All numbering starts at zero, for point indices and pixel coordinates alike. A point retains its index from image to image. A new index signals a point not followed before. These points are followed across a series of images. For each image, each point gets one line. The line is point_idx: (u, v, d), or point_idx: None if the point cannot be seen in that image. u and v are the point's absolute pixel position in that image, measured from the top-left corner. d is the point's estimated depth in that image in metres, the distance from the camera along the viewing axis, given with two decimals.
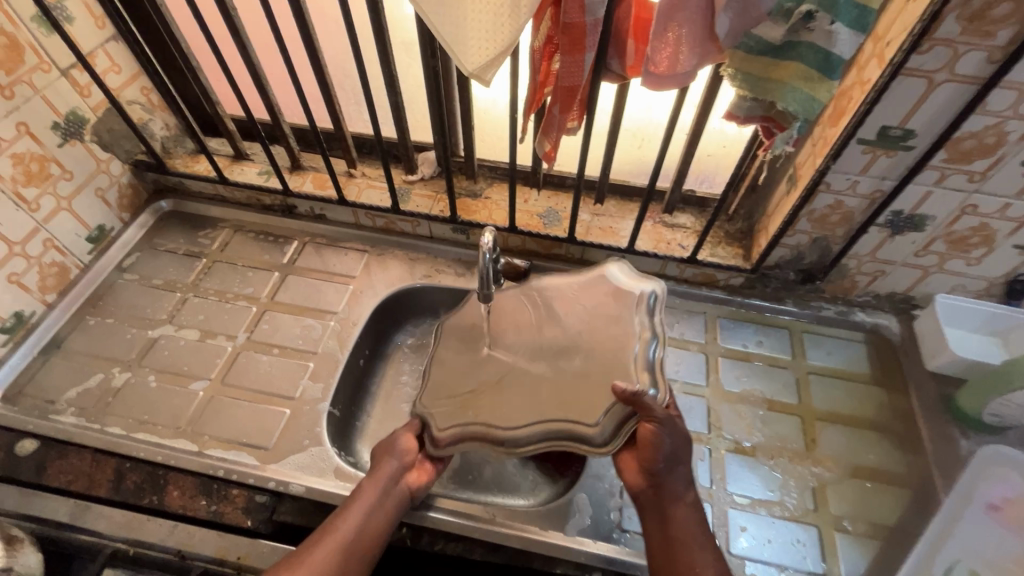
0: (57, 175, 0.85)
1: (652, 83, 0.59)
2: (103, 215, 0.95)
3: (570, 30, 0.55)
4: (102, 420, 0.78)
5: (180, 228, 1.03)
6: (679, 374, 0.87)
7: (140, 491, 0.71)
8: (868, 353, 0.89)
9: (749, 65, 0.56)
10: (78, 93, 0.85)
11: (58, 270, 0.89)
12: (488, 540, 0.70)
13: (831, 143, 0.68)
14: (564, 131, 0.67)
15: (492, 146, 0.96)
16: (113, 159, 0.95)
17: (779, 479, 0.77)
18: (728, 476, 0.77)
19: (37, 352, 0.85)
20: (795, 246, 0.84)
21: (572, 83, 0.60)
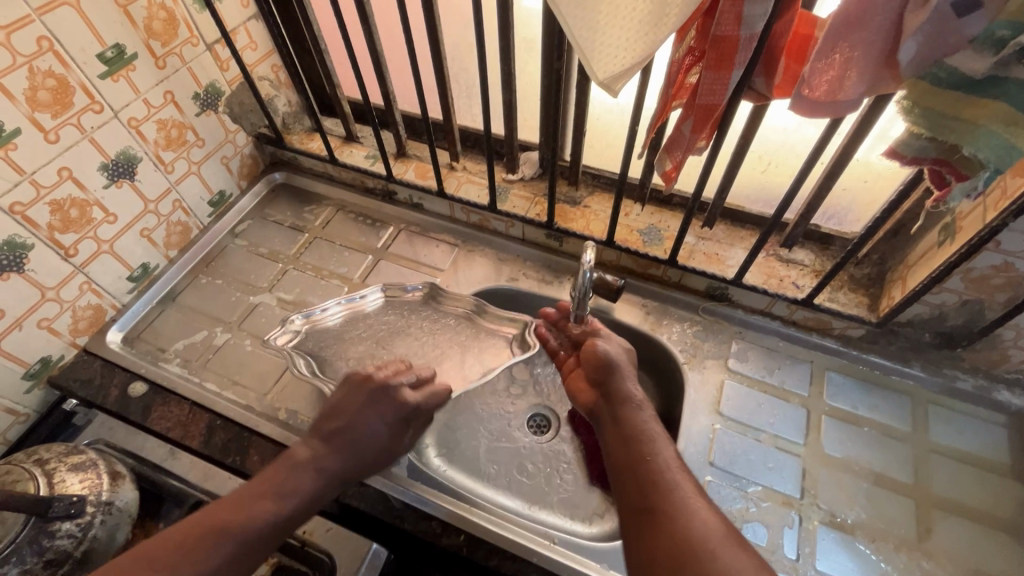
0: (191, 141, 0.91)
1: (804, 108, 0.52)
2: (225, 181, 1.01)
3: (719, 44, 0.49)
4: (201, 374, 0.84)
5: (289, 201, 1.08)
6: (773, 426, 0.79)
7: (225, 449, 0.76)
8: (1011, 441, 0.76)
9: (933, 100, 0.48)
10: (218, 66, 0.91)
11: (182, 229, 0.96)
12: (544, 566, 0.67)
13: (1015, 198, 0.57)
14: (691, 152, 0.61)
15: (602, 155, 0.93)
16: (239, 131, 1.01)
17: (880, 566, 0.67)
18: (819, 550, 0.69)
19: (156, 301, 0.93)
20: (937, 305, 0.74)
21: (712, 102, 0.54)
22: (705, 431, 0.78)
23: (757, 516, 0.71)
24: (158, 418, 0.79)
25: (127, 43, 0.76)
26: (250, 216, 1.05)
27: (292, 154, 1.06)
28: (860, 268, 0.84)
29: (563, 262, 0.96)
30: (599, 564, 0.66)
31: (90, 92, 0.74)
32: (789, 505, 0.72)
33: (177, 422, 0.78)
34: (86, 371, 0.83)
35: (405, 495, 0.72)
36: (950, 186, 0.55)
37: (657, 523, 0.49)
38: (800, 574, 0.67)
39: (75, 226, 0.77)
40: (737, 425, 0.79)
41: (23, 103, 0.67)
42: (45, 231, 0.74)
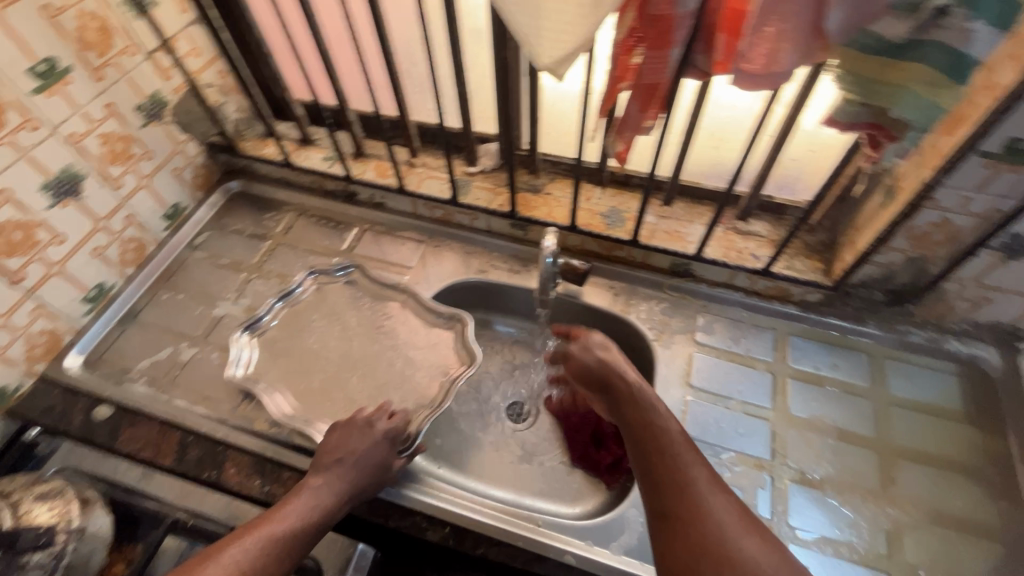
0: (139, 155, 0.88)
1: (745, 83, 0.54)
2: (178, 193, 0.99)
3: (656, 23, 0.51)
4: (169, 391, 0.82)
5: (247, 209, 1.05)
6: (742, 393, 0.81)
7: (200, 465, 0.74)
8: (961, 388, 0.80)
9: (860, 67, 0.54)
10: (161, 75, 0.88)
11: (136, 245, 0.93)
12: (530, 550, 0.68)
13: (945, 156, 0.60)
14: (640, 131, 0.62)
15: (558, 140, 0.92)
16: (189, 141, 0.98)
17: (849, 516, 0.71)
18: (792, 507, 0.72)
19: (115, 322, 0.90)
20: (886, 264, 0.76)
21: (655, 80, 0.56)
22: (678, 404, 0.80)
23: (732, 481, 0.74)
24: (128, 439, 0.77)
25: (59, 56, 0.73)
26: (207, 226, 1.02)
27: (248, 162, 1.04)
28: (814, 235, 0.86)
29: (529, 251, 0.97)
30: (584, 542, 0.68)
31: (25, 110, 0.71)
32: (762, 467, 0.75)
33: (148, 443, 0.77)
34: (47, 399, 0.81)
35: (387, 495, 0.72)
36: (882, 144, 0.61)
37: (682, 531, 0.52)
38: (776, 531, 0.70)
39: (20, 249, 0.74)
40: (708, 395, 0.81)
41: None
42: None
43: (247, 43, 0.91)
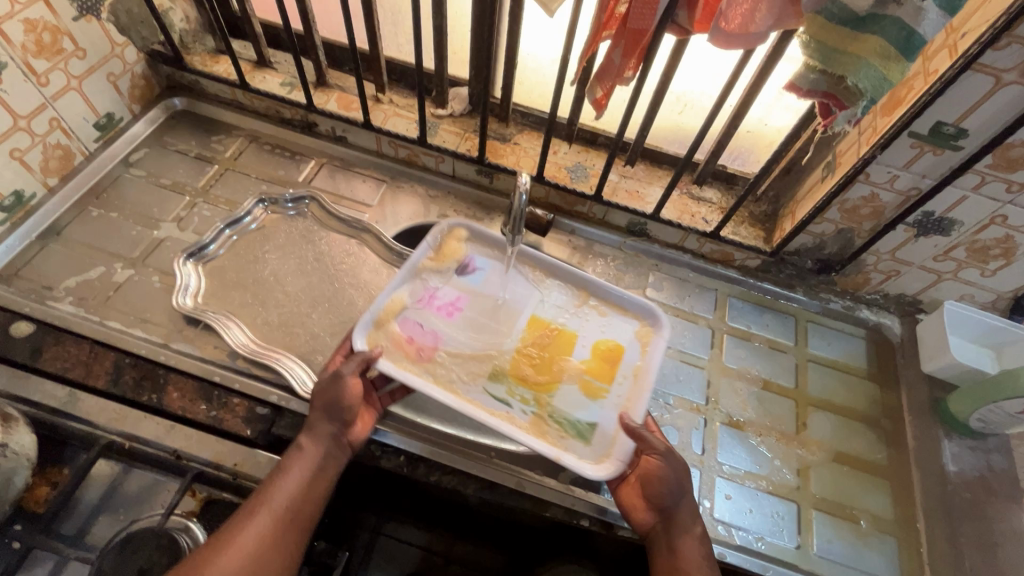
0: (69, 51, 0.83)
1: (721, 41, 0.58)
2: (113, 102, 0.94)
3: None
4: (101, 313, 0.79)
5: (195, 129, 1.03)
6: (726, 456, 0.81)
7: (140, 388, 0.73)
8: (787, 327, 0.95)
9: (825, 34, 0.55)
10: (402, 115, 1.00)
11: (62, 153, 0.88)
12: (484, 477, 0.74)
13: (882, 133, 0.70)
14: (620, 81, 0.66)
15: (541, 204, 1.01)
16: (128, 45, 0.93)
17: (506, 331, 0.79)
18: (550, 384, 0.74)
19: (35, 237, 0.85)
20: (819, 235, 0.87)
21: (641, 27, 0.59)
22: (412, 279, 0.80)
23: (478, 355, 0.75)
24: (163, 395, 0.73)
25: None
26: (313, 216, 0.96)
27: (342, 149, 1.03)
28: (721, 403, 0.86)
29: None
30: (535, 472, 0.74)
31: (70, 37, 0.83)
32: (591, 389, 0.75)
33: (191, 399, 0.73)
34: (66, 353, 0.74)
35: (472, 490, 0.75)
36: (832, 114, 0.63)
37: None
38: (705, 466, 0.80)
39: (47, 52, 0.80)
40: (425, 292, 0.80)
41: (18, 49, 0.76)
42: (19, 51, 0.77)
43: (495, 116, 1.00)
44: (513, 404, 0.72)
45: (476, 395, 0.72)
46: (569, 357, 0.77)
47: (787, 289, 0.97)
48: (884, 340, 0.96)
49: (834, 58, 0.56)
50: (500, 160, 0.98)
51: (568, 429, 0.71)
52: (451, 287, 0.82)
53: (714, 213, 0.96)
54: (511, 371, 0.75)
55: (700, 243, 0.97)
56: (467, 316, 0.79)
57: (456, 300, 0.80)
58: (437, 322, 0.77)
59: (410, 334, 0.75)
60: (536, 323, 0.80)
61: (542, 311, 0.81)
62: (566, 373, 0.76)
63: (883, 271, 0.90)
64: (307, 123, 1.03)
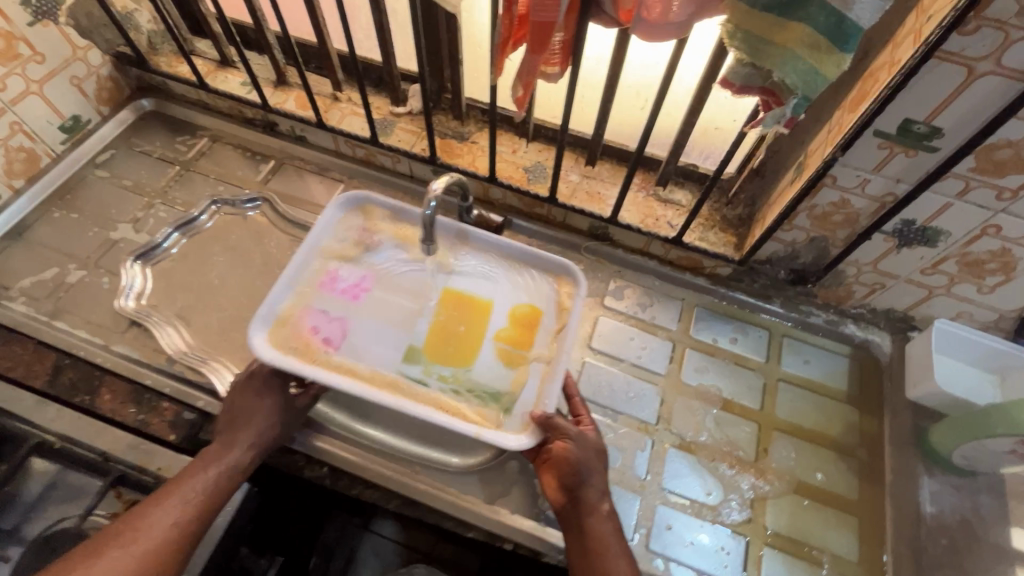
0: (26, 56, 0.85)
1: (643, 34, 0.54)
2: (79, 105, 0.96)
3: None
4: (50, 313, 0.82)
5: (163, 130, 1.04)
6: (672, 482, 0.75)
7: (73, 389, 0.75)
8: (759, 341, 0.88)
9: (750, 22, 0.48)
10: (358, 114, 0.98)
11: (27, 156, 0.91)
12: (405, 494, 0.71)
13: (844, 131, 0.61)
14: (537, 75, 0.60)
15: (498, 204, 0.96)
16: (92, 49, 0.95)
17: (418, 304, 0.73)
18: (465, 360, 0.70)
19: (1, 236, 0.89)
20: (790, 243, 0.79)
21: (546, 18, 0.54)
22: (312, 262, 0.74)
23: (391, 336, 0.71)
24: (95, 397, 0.74)
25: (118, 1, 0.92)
26: (265, 218, 0.95)
27: (301, 148, 1.02)
28: (674, 423, 0.80)
29: None
30: (459, 490, 0.71)
31: (26, 42, 0.84)
32: (510, 357, 0.71)
33: (121, 402, 0.74)
34: (11, 352, 0.77)
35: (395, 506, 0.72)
36: (768, 115, 0.55)
37: None
38: (646, 493, 0.74)
39: (1, 58, 0.82)
40: (327, 276, 0.74)
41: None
42: None
43: (451, 114, 0.96)
44: (430, 383, 0.68)
45: (390, 377, 0.68)
46: (484, 329, 0.72)
47: (761, 301, 0.89)
48: (870, 359, 0.86)
49: (763, 50, 0.49)
50: (456, 159, 0.94)
51: (488, 403, 0.67)
52: (354, 265, 0.75)
53: (681, 217, 0.89)
54: (426, 349, 0.70)
55: (666, 249, 0.90)
56: (375, 296, 0.73)
57: (362, 278, 0.74)
58: (343, 308, 0.72)
59: (314, 325, 0.70)
60: (450, 294, 0.74)
61: (455, 278, 0.75)
62: (484, 346, 0.71)
63: (867, 284, 0.81)
64: (268, 123, 1.03)
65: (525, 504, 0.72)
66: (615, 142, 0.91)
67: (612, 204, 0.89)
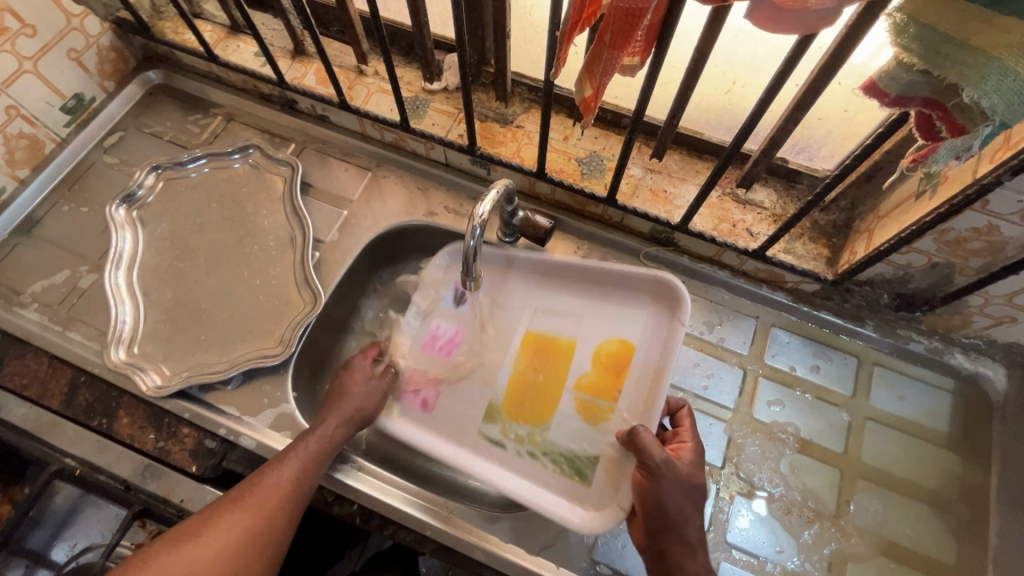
0: (14, 29, 0.74)
1: (764, 21, 0.40)
2: (81, 82, 0.86)
3: None
4: (64, 323, 0.76)
5: (174, 108, 0.94)
6: (738, 537, 0.67)
7: (90, 412, 0.70)
8: (846, 372, 0.76)
9: (940, 16, 0.34)
10: (386, 91, 0.85)
11: (30, 142, 0.82)
12: (441, 541, 0.66)
13: (1018, 147, 0.47)
14: (614, 74, 0.47)
15: (545, 199, 0.84)
16: (89, 15, 0.83)
17: (501, 352, 0.73)
18: (543, 418, 0.69)
19: (11, 231, 0.82)
20: (903, 266, 0.65)
21: (636, 5, 0.40)
22: (412, 323, 0.78)
23: (479, 391, 0.72)
24: (113, 421, 0.70)
25: None
26: (279, 199, 0.86)
27: (323, 130, 0.91)
28: (742, 467, 0.70)
29: None
30: (499, 539, 0.65)
31: (12, 12, 0.73)
32: (590, 407, 0.67)
33: (140, 428, 0.69)
34: (25, 368, 0.73)
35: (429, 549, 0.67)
36: (932, 135, 0.41)
37: None
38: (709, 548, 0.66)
39: None
40: (427, 334, 0.77)
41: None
42: None
43: (493, 92, 0.82)
44: (507, 445, 0.69)
45: (472, 436, 0.70)
46: (565, 380, 0.69)
47: (852, 323, 0.77)
48: (978, 396, 0.74)
49: (948, 56, 0.35)
50: (498, 148, 0.81)
51: (565, 468, 0.66)
52: (450, 318, 0.77)
53: (763, 223, 0.76)
54: (506, 407, 0.71)
55: (741, 260, 0.77)
56: (466, 350, 0.75)
57: (454, 334, 0.76)
58: (437, 365, 0.75)
59: (415, 388, 0.74)
60: (535, 340, 0.73)
61: (539, 319, 0.74)
62: (563, 396, 0.69)
63: (992, 317, 0.67)
64: (287, 100, 0.91)
65: (568, 557, 0.65)
66: (688, 128, 0.76)
67: (681, 205, 0.76)
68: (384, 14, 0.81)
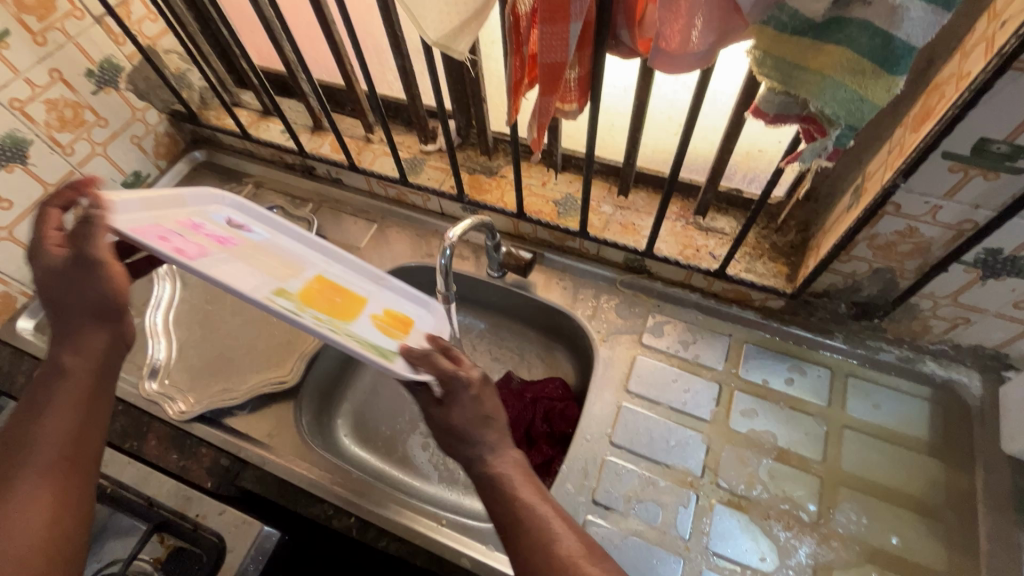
0: (91, 122, 0.92)
1: (662, 64, 0.49)
2: (140, 161, 1.03)
3: None
4: None
5: (212, 181, 1.10)
6: (719, 543, 0.68)
7: (123, 435, 0.79)
8: (820, 384, 0.78)
9: (781, 48, 0.43)
10: (389, 154, 0.99)
11: None
12: (429, 550, 0.70)
13: (905, 155, 0.54)
14: (553, 117, 0.58)
15: (529, 236, 0.93)
16: (150, 109, 1.02)
17: (288, 270, 0.55)
18: (344, 316, 0.52)
19: None
20: (850, 274, 0.71)
21: (556, 60, 0.51)
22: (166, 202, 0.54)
23: (257, 272, 0.50)
24: (142, 442, 0.78)
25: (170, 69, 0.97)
26: None
27: (337, 190, 1.05)
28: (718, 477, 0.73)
29: None
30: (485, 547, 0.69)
31: (91, 109, 0.91)
32: (389, 330, 0.55)
33: (165, 448, 0.78)
34: None
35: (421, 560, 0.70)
36: (811, 145, 0.49)
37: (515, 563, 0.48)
38: (691, 556, 0.67)
39: (69, 126, 0.89)
40: (188, 220, 0.54)
41: (42, 128, 0.85)
42: (44, 128, 0.86)
43: (479, 149, 0.95)
44: (303, 317, 0.45)
45: (257, 292, 0.45)
46: (360, 309, 0.56)
47: (820, 336, 0.81)
48: (956, 402, 0.75)
49: (798, 77, 0.44)
50: (484, 195, 0.92)
51: (372, 349, 0.47)
52: (225, 229, 0.58)
53: (724, 246, 0.83)
54: (297, 294, 0.50)
55: (708, 282, 0.84)
56: (244, 249, 0.55)
57: (229, 238, 0.56)
58: (206, 244, 0.50)
59: (159, 234, 0.46)
60: (325, 280, 0.58)
61: (335, 276, 0.61)
62: (354, 314, 0.54)
63: (948, 321, 0.71)
64: (306, 167, 1.06)
65: None
66: (649, 169, 0.86)
67: (648, 234, 0.84)
68: (386, 92, 0.97)
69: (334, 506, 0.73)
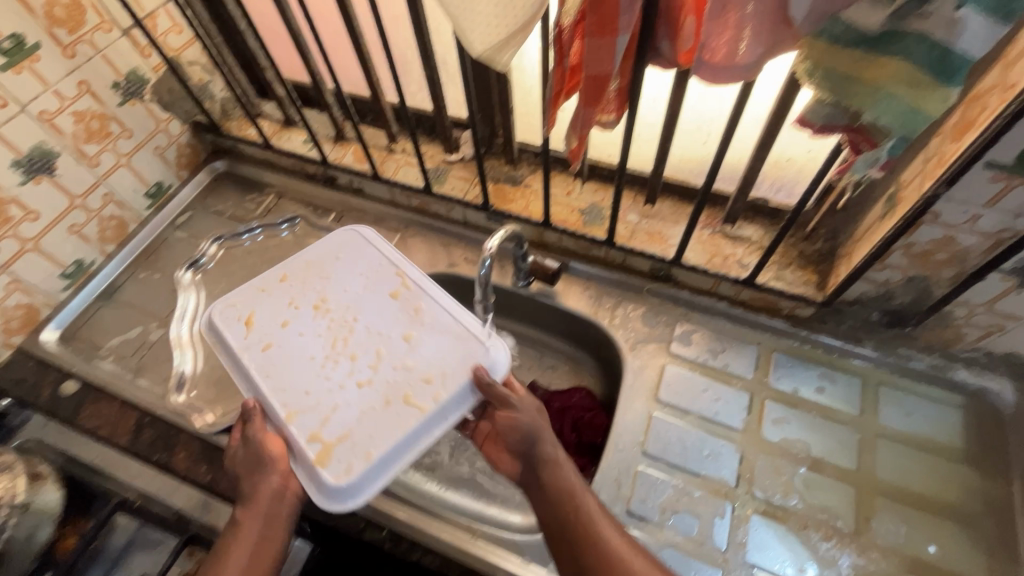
0: (117, 133, 0.92)
1: (708, 76, 0.50)
2: (162, 172, 1.03)
3: (599, 8, 0.47)
4: (136, 372, 0.87)
5: (233, 190, 1.10)
6: (757, 553, 0.67)
7: (152, 448, 0.78)
8: (851, 393, 0.78)
9: (834, 60, 0.43)
10: (412, 164, 0.99)
11: (117, 223, 0.98)
12: (464, 562, 0.69)
13: (946, 165, 0.55)
14: (592, 127, 0.58)
15: (553, 245, 0.93)
16: (173, 120, 1.02)
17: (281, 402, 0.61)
18: None
19: (95, 297, 0.96)
20: (883, 283, 0.71)
21: (601, 72, 0.51)
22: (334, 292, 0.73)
23: None
24: (171, 455, 0.77)
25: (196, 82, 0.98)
26: None
27: (360, 200, 1.05)
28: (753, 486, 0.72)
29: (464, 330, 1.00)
30: (521, 559, 0.68)
31: (116, 120, 0.91)
32: None
33: (194, 461, 0.77)
34: (100, 411, 0.83)
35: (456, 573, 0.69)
36: (859, 155, 0.50)
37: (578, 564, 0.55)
38: (729, 567, 0.67)
39: (96, 137, 0.89)
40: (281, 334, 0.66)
41: (69, 139, 0.86)
42: (72, 140, 0.86)
43: (503, 159, 0.95)
44: None
45: None
46: None
47: (850, 344, 0.80)
48: (989, 410, 0.75)
49: (849, 88, 0.44)
50: (509, 205, 0.93)
51: None
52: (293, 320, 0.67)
53: (752, 255, 0.83)
54: None
55: (737, 290, 0.84)
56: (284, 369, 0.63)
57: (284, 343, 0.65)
58: None
59: None
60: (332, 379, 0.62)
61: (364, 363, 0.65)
62: None
63: (981, 328, 0.71)
64: (328, 177, 1.06)
65: None
66: (676, 178, 0.86)
67: (675, 243, 0.85)
68: (410, 103, 0.97)
69: (366, 519, 0.72)
